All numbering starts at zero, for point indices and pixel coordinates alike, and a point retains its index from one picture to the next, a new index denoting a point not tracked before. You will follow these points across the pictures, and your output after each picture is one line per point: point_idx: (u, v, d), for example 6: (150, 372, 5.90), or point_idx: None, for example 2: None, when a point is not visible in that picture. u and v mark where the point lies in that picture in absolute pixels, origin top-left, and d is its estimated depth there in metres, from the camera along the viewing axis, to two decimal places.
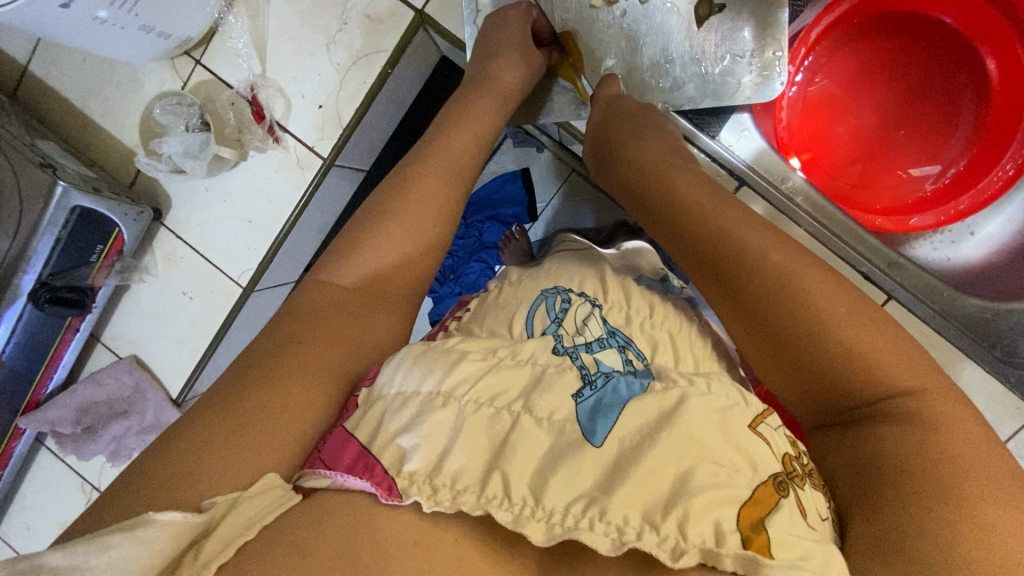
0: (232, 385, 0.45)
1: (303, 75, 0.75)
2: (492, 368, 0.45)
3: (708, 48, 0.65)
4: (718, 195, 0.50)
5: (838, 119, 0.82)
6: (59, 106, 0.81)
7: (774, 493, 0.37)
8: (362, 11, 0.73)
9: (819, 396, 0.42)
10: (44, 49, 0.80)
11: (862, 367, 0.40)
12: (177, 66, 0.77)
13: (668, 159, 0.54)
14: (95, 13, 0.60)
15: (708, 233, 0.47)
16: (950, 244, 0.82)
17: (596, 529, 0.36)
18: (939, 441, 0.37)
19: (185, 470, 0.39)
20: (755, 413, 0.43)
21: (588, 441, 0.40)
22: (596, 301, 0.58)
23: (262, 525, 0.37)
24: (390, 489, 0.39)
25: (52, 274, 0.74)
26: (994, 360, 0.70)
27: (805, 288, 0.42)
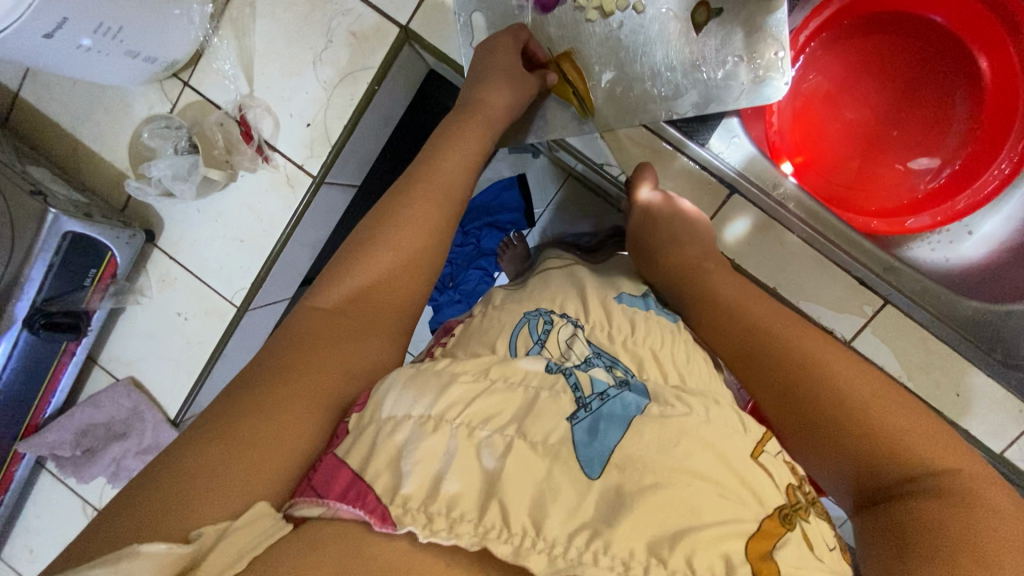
0: (226, 407, 0.44)
1: (291, 93, 0.76)
2: (482, 393, 0.45)
3: (708, 53, 0.64)
4: (745, 287, 0.57)
5: (830, 119, 0.82)
6: (51, 131, 0.81)
7: (779, 526, 0.39)
8: (347, 29, 0.73)
9: (857, 479, 0.42)
10: (35, 76, 0.80)
11: (894, 445, 0.41)
12: (165, 88, 0.77)
13: (699, 253, 0.62)
14: (80, 41, 0.60)
15: (736, 319, 0.53)
16: (949, 245, 0.81)
17: (598, 563, 0.36)
18: (974, 520, 0.37)
19: (181, 496, 0.38)
20: (755, 441, 0.45)
21: (587, 475, 0.40)
22: (579, 322, 0.58)
23: (252, 556, 0.36)
24: (384, 517, 0.38)
25: (47, 300, 0.74)
26: (993, 363, 0.69)
27: (836, 372, 0.45)
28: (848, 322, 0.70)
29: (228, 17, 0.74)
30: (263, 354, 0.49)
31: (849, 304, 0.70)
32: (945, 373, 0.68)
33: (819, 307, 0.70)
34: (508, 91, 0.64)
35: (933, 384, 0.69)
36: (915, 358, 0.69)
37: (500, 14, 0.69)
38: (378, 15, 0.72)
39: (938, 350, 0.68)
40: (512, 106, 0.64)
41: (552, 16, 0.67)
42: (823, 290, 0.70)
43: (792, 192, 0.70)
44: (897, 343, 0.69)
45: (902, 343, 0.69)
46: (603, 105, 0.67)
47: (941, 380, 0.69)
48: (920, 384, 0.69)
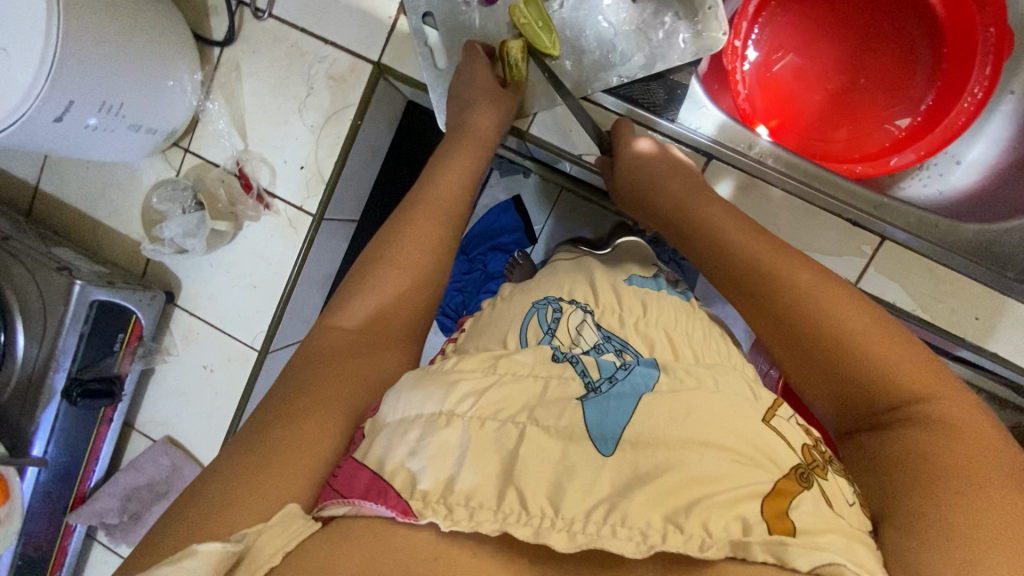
0: (260, 422, 0.48)
1: (282, 141, 0.81)
2: (494, 384, 0.47)
3: (646, 19, 0.69)
4: (750, 228, 0.55)
5: (798, 81, 0.84)
6: (70, 215, 0.88)
7: (796, 484, 0.41)
8: (324, 74, 0.79)
9: (849, 407, 0.46)
10: (50, 167, 0.88)
11: (890, 378, 0.44)
12: (169, 157, 0.84)
13: (702, 196, 0.59)
14: (86, 121, 0.66)
15: (742, 264, 0.52)
16: (939, 178, 0.82)
17: (618, 534, 0.37)
18: (960, 445, 0.40)
19: (226, 500, 0.41)
20: (767, 407, 0.48)
21: (599, 452, 0.42)
22: (587, 306, 0.60)
23: (285, 552, 0.37)
24: (405, 511, 0.39)
25: (81, 369, 0.79)
26: (1008, 281, 0.67)
27: (845, 317, 0.47)
28: (852, 265, 0.70)
29: (218, 83, 0.81)
30: (285, 381, 0.52)
31: (847, 247, 0.70)
32: (959, 298, 0.68)
33: (818, 256, 0.70)
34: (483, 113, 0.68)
35: (950, 311, 0.68)
36: (925, 289, 0.68)
37: (448, 22, 0.73)
38: (350, 57, 0.78)
39: (947, 278, 0.68)
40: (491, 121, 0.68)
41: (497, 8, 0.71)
42: (819, 237, 0.70)
43: (769, 152, 0.72)
44: (904, 277, 0.69)
45: (908, 277, 0.69)
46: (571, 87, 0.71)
47: (958, 306, 0.68)
48: (934, 315, 0.68)
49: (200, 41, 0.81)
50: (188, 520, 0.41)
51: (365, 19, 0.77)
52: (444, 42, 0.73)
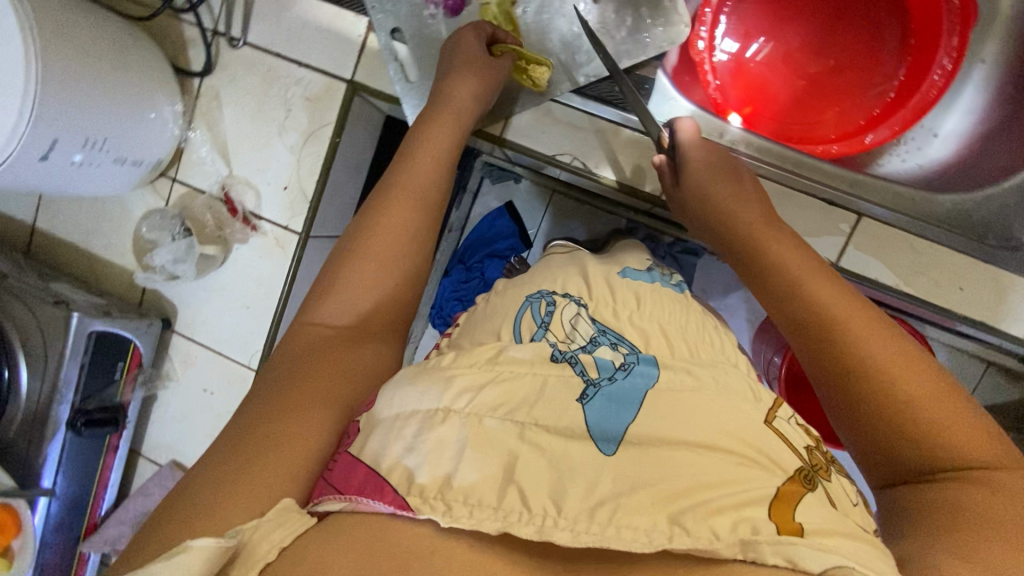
0: (253, 414, 0.48)
1: (264, 164, 0.83)
2: (493, 379, 0.48)
3: (610, 18, 0.72)
4: (804, 256, 0.52)
5: (769, 66, 0.85)
6: (68, 251, 0.90)
7: (801, 486, 0.43)
8: (301, 96, 0.81)
9: (902, 450, 0.42)
10: (45, 206, 0.90)
11: (953, 431, 0.41)
12: (157, 188, 0.86)
13: (753, 209, 0.55)
14: (72, 158, 0.69)
15: (803, 293, 0.48)
16: (918, 151, 0.82)
17: (623, 535, 0.38)
18: (1014, 507, 0.38)
19: (218, 500, 0.42)
20: (769, 409, 0.50)
21: (601, 452, 0.44)
22: (581, 299, 0.60)
23: (281, 546, 0.39)
24: (403, 506, 0.40)
25: (84, 400, 0.81)
26: (986, 249, 0.67)
27: (913, 365, 0.44)
28: (830, 244, 0.70)
29: (199, 112, 0.84)
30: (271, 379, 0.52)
31: (824, 227, 0.70)
32: (940, 270, 0.68)
33: (798, 237, 0.70)
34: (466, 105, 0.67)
35: (933, 283, 0.68)
36: (905, 263, 0.68)
37: (416, 40, 0.75)
38: (324, 78, 0.80)
39: (927, 251, 0.68)
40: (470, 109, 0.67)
41: (464, 15, 0.74)
42: (796, 219, 0.70)
43: (742, 142, 0.73)
44: (884, 254, 0.69)
45: (888, 252, 0.69)
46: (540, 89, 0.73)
47: (941, 278, 0.68)
48: (918, 289, 0.68)
49: (180, 74, 0.83)
50: (184, 516, 0.41)
51: (337, 40, 0.79)
52: (414, 55, 0.75)
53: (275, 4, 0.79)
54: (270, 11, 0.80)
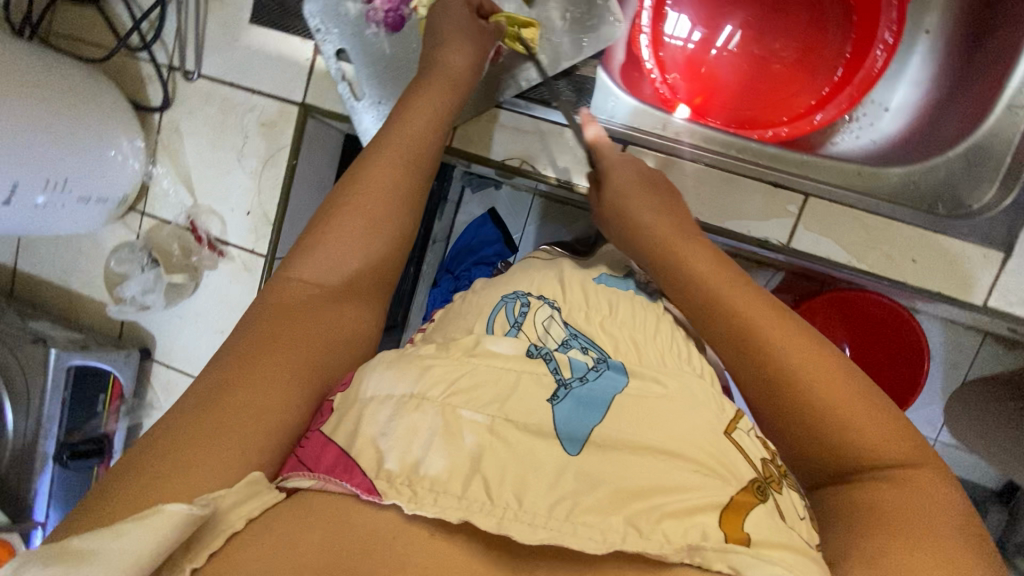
0: (214, 379, 0.43)
1: (226, 192, 0.85)
2: (468, 369, 0.44)
3: (544, 16, 0.72)
4: (713, 255, 0.51)
5: (716, 53, 0.84)
6: (48, 289, 0.93)
7: (754, 496, 0.38)
8: (256, 122, 0.83)
9: (810, 457, 0.42)
10: (24, 248, 0.93)
11: (855, 433, 0.40)
12: (127, 222, 0.89)
13: (665, 213, 0.54)
14: (35, 200, 0.72)
15: (707, 299, 0.47)
16: (872, 127, 0.82)
17: (579, 533, 0.35)
18: (920, 504, 0.38)
19: (174, 474, 0.37)
20: (729, 419, 0.44)
21: (566, 451, 0.40)
22: (556, 302, 0.55)
23: (248, 517, 0.37)
24: (369, 490, 0.37)
25: (68, 433, 0.83)
26: (936, 219, 0.66)
27: (814, 367, 0.42)
28: (780, 226, 0.69)
29: (162, 147, 0.86)
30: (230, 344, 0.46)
31: (773, 210, 0.69)
32: (890, 244, 0.67)
33: (747, 221, 0.70)
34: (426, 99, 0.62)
35: (885, 258, 0.68)
36: (855, 239, 0.68)
37: (361, 57, 0.77)
38: (277, 103, 0.82)
39: (877, 226, 0.67)
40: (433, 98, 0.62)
41: (403, 37, 0.76)
42: (745, 203, 0.70)
43: (688, 134, 0.75)
44: (835, 232, 0.69)
45: (838, 230, 0.68)
46: (485, 95, 0.75)
47: (893, 253, 0.67)
48: (872, 264, 0.68)
49: (140, 110, 0.86)
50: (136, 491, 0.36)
51: (285, 64, 0.81)
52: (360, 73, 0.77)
53: (225, 35, 0.82)
54: (221, 42, 0.82)
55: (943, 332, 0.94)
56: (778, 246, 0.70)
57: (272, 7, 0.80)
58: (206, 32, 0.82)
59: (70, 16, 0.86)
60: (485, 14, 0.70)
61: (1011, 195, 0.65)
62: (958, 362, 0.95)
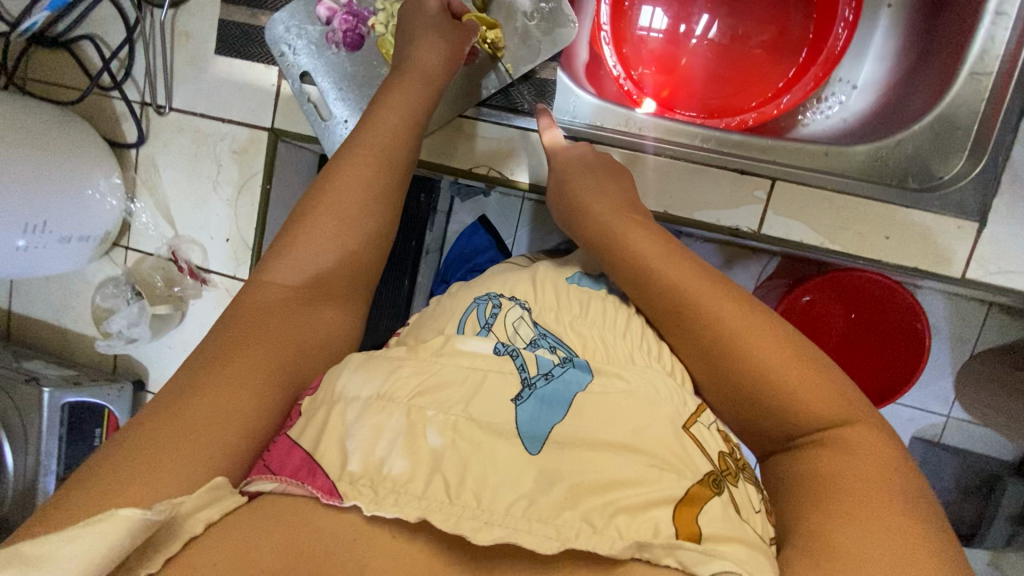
0: (186, 374, 0.41)
1: (205, 221, 0.86)
2: (432, 369, 0.43)
3: (505, 18, 0.73)
4: (663, 240, 0.52)
5: (688, 41, 0.83)
6: (42, 329, 0.95)
7: (709, 489, 0.39)
8: (228, 150, 0.84)
9: (760, 425, 0.44)
10: (17, 291, 0.96)
11: (796, 399, 0.42)
12: (113, 258, 0.90)
13: (619, 207, 0.57)
14: (15, 243, 0.74)
15: (655, 283, 0.49)
16: (841, 105, 0.82)
17: (534, 530, 0.34)
18: (862, 466, 0.39)
19: (131, 471, 0.35)
20: (689, 413, 0.44)
21: (527, 451, 0.39)
22: (526, 303, 0.53)
23: (208, 521, 0.34)
24: (330, 491, 0.36)
25: (67, 469, 0.84)
26: (911, 194, 0.66)
27: (754, 340, 0.44)
28: (749, 214, 0.69)
29: (141, 182, 0.88)
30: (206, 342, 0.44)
31: (740, 198, 0.69)
32: (862, 223, 0.67)
33: (716, 211, 0.70)
34: (383, 117, 0.61)
35: (858, 237, 0.67)
36: (826, 221, 0.67)
37: (323, 74, 0.77)
38: (247, 130, 0.83)
39: (848, 205, 0.67)
40: (394, 106, 0.62)
41: (363, 54, 0.76)
42: (709, 193, 0.70)
43: (651, 127, 0.74)
44: (807, 214, 0.68)
45: (808, 213, 0.68)
46: (449, 104, 0.76)
47: (866, 230, 0.67)
48: (845, 245, 0.67)
49: (117, 147, 0.88)
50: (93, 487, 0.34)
51: (252, 91, 0.82)
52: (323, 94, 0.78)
53: (193, 68, 0.83)
54: (190, 75, 0.84)
55: (945, 305, 0.90)
56: (749, 233, 0.69)
57: (236, 37, 0.81)
58: (175, 67, 0.84)
59: (44, 62, 0.89)
60: (458, 15, 0.71)
61: (979, 166, 0.64)
62: (963, 334, 0.91)
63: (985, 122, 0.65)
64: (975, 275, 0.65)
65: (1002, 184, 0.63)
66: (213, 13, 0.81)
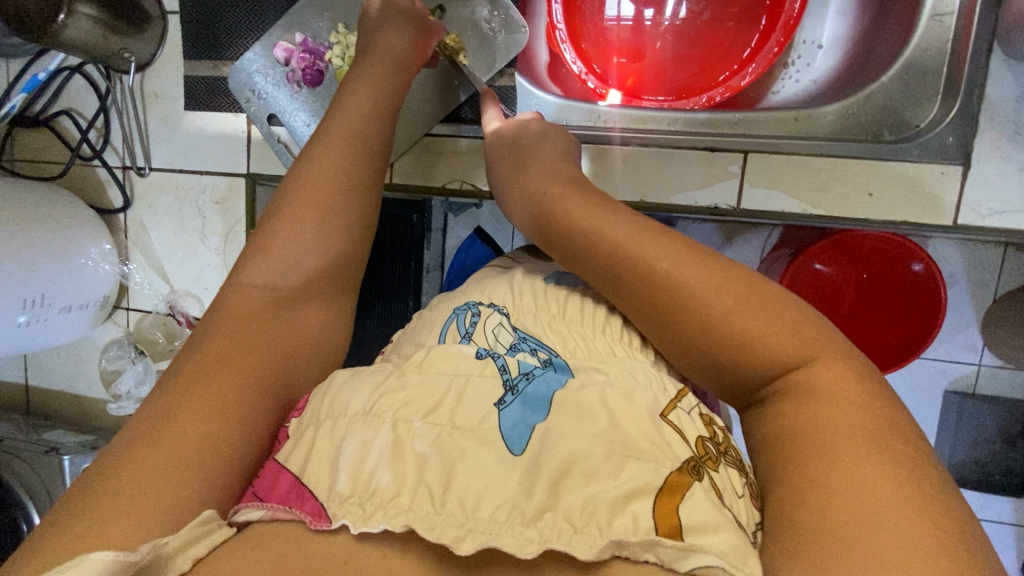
0: (154, 408, 0.40)
1: (198, 272, 0.88)
2: (411, 384, 0.43)
3: (460, 27, 0.75)
4: (599, 203, 0.51)
5: (654, 23, 0.80)
6: (58, 398, 0.98)
7: (687, 476, 0.37)
8: (210, 200, 0.86)
9: (723, 383, 0.42)
10: (31, 365, 0.99)
11: (749, 346, 0.40)
12: (116, 320, 0.93)
13: (549, 179, 0.56)
14: (17, 319, 0.76)
15: (593, 249, 0.48)
16: (808, 68, 0.80)
17: (517, 534, 0.34)
18: (824, 411, 0.37)
19: (107, 514, 0.34)
20: (669, 400, 0.43)
21: (510, 451, 0.38)
22: (505, 309, 0.53)
23: (194, 558, 0.34)
24: (320, 515, 0.36)
25: None
26: (890, 147, 0.64)
27: (694, 291, 0.42)
28: (725, 190, 0.68)
29: (132, 243, 0.91)
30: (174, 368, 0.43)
31: (715, 174, 0.68)
32: (842, 182, 0.65)
33: (692, 192, 0.69)
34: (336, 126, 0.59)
35: (841, 196, 0.65)
36: (806, 186, 0.66)
37: (286, 109, 0.78)
38: (225, 179, 0.85)
39: (824, 167, 0.65)
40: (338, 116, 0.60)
41: (324, 87, 0.77)
42: (683, 175, 0.69)
43: (618, 118, 0.74)
44: (786, 178, 0.66)
45: (784, 180, 0.66)
46: (415, 120, 0.77)
47: (847, 188, 0.65)
48: (827, 208, 0.66)
49: (105, 213, 0.90)
50: (66, 532, 0.33)
51: (225, 141, 0.84)
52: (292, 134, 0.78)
53: (167, 127, 0.85)
54: (164, 135, 0.86)
55: (959, 249, 0.83)
56: (729, 210, 0.68)
57: (202, 91, 0.82)
58: (149, 128, 0.86)
59: (27, 143, 0.92)
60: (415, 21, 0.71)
61: (954, 108, 0.63)
62: (983, 280, 0.82)
63: (954, 64, 0.64)
64: (968, 219, 0.63)
65: (981, 126, 0.62)
66: (179, 71, 0.84)
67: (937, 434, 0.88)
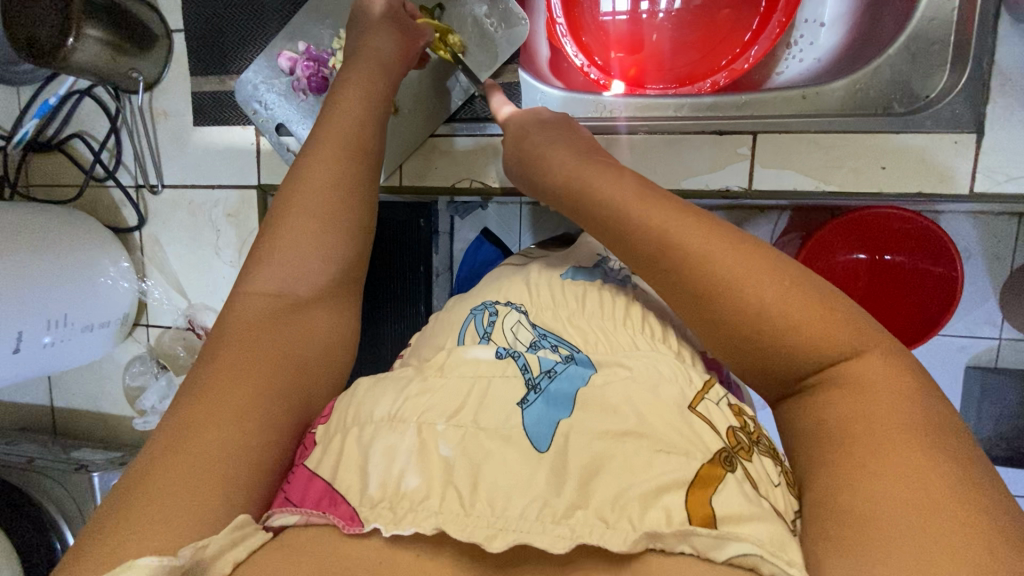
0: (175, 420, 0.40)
1: (214, 285, 0.89)
2: (436, 389, 0.43)
3: (460, 24, 0.75)
4: (631, 181, 0.50)
5: (653, 11, 0.80)
6: (82, 417, 0.99)
7: (719, 468, 0.37)
8: (223, 214, 0.87)
9: (765, 374, 0.41)
10: (56, 387, 1.00)
11: (795, 332, 0.39)
12: (137, 337, 0.94)
13: (576, 158, 0.55)
14: (42, 339, 0.77)
15: (630, 227, 0.46)
16: (812, 45, 0.80)
17: (549, 531, 0.34)
18: (870, 402, 0.36)
19: (140, 525, 0.34)
20: (695, 391, 0.43)
21: (534, 448, 0.38)
22: (523, 306, 0.53)
23: (234, 562, 0.34)
24: (351, 519, 0.36)
25: None
26: (900, 119, 0.64)
27: (738, 274, 0.41)
28: (736, 173, 0.68)
29: (149, 261, 0.92)
30: (193, 375, 0.44)
31: (724, 158, 0.68)
32: (855, 157, 0.64)
33: (702, 176, 0.69)
34: (338, 127, 0.59)
35: (852, 173, 0.65)
36: (817, 162, 0.66)
37: (292, 119, 0.79)
38: (237, 192, 0.86)
39: (835, 144, 0.65)
40: (347, 120, 0.60)
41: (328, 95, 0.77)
42: (692, 160, 0.69)
43: (623, 108, 0.75)
44: (795, 159, 0.66)
45: (795, 158, 0.66)
46: (420, 122, 0.78)
47: (859, 164, 0.64)
48: (841, 184, 0.65)
49: (121, 233, 0.92)
50: (101, 545, 0.34)
51: (234, 154, 0.84)
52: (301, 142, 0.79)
53: (177, 144, 0.87)
54: (175, 152, 0.87)
55: (973, 224, 0.82)
56: (741, 191, 0.68)
57: (210, 106, 0.84)
58: (160, 147, 0.87)
59: (42, 167, 0.93)
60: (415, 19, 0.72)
61: (964, 76, 0.62)
62: (999, 252, 0.82)
63: (961, 32, 0.63)
64: (984, 187, 0.62)
65: (992, 92, 0.61)
66: (186, 88, 0.85)
67: (962, 409, 0.87)
